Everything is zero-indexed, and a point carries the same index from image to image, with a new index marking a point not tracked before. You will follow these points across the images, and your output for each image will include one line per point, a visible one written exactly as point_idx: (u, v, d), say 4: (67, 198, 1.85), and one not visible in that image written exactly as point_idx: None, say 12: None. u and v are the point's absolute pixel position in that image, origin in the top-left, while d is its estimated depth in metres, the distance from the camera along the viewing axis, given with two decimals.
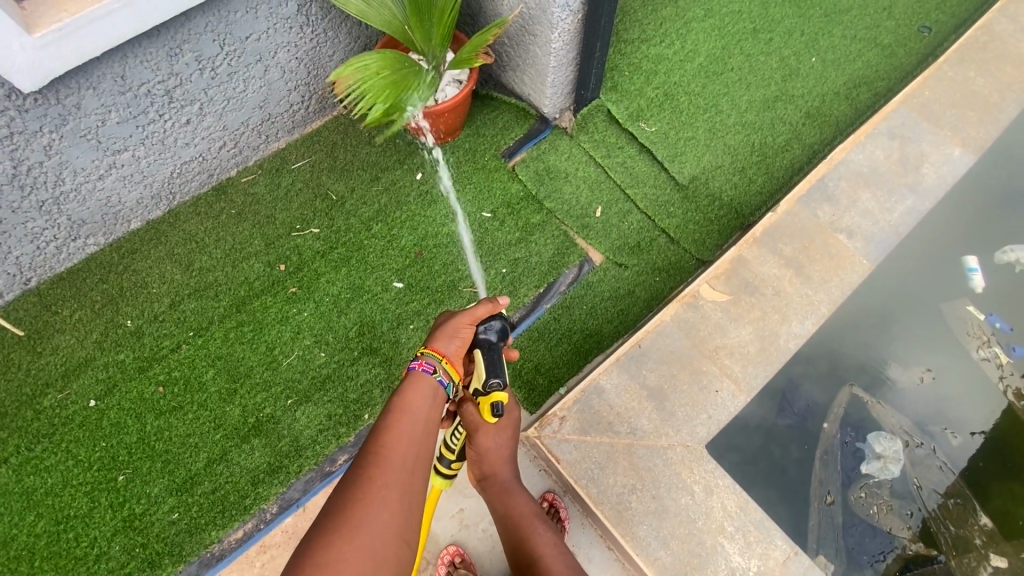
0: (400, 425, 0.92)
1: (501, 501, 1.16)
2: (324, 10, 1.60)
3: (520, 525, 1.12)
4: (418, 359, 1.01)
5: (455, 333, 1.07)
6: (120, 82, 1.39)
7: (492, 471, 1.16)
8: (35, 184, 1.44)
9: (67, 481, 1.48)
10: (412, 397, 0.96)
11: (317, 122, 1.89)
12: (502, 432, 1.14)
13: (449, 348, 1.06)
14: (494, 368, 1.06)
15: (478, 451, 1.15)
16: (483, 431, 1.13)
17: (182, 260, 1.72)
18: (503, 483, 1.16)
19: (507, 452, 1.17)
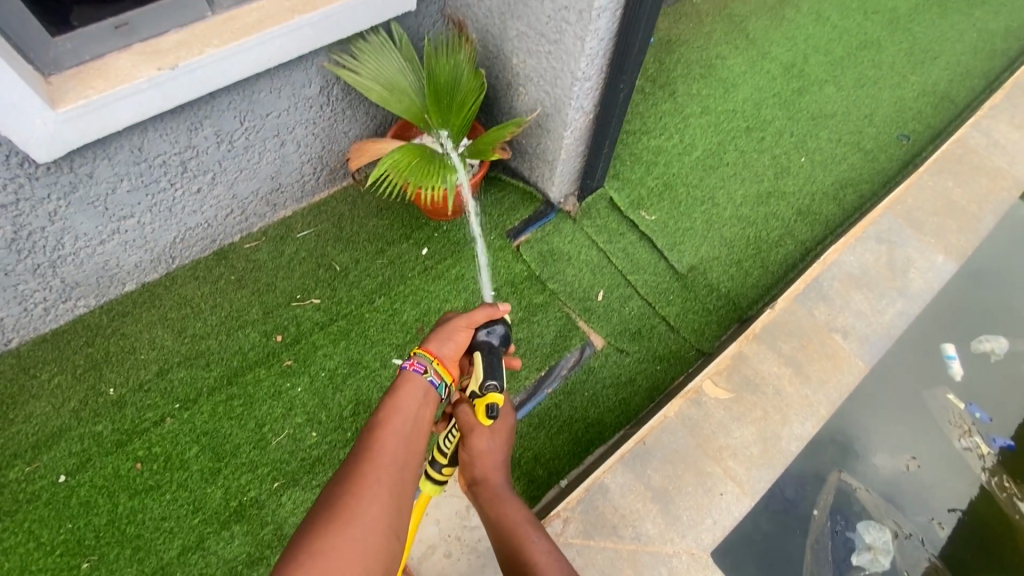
0: (392, 422, 0.93)
1: (494, 504, 1.09)
2: (344, 92, 1.65)
3: (513, 531, 1.05)
4: (416, 355, 1.04)
5: (453, 331, 1.11)
6: (137, 153, 1.38)
7: (485, 475, 1.11)
8: (34, 247, 1.39)
9: (25, 567, 1.36)
10: (403, 396, 0.97)
11: (325, 192, 1.92)
12: (497, 436, 1.12)
13: (447, 347, 1.09)
14: (491, 370, 1.07)
15: (468, 454, 1.11)
16: (477, 433, 1.10)
17: (174, 326, 1.67)
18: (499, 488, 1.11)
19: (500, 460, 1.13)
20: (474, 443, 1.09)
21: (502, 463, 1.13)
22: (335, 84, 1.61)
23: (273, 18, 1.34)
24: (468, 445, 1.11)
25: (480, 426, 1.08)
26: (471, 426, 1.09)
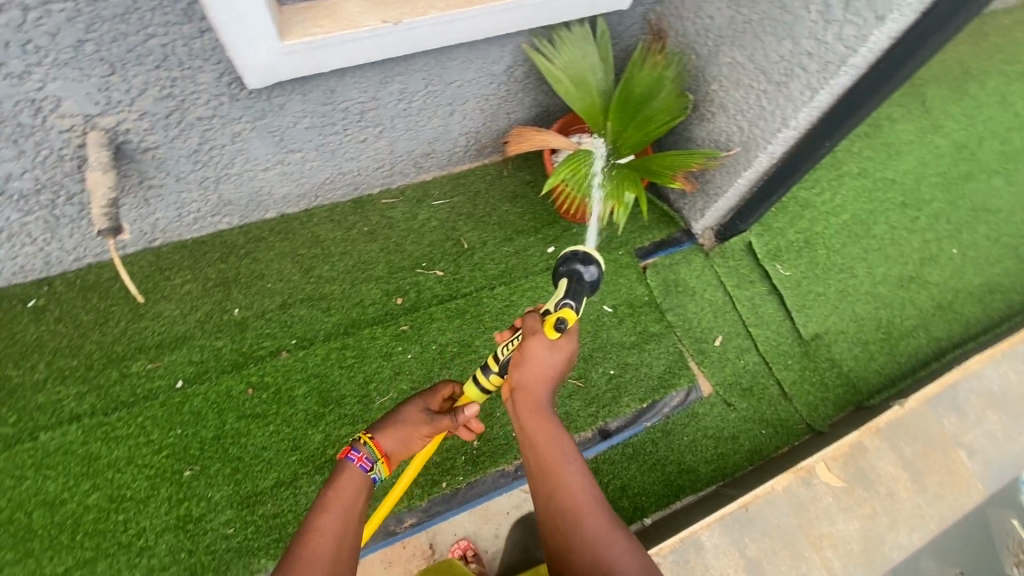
0: (327, 520, 0.90)
1: (525, 426, 0.94)
2: (526, 75, 1.60)
3: (546, 449, 0.92)
4: (360, 444, 0.99)
5: (405, 414, 1.05)
6: (328, 95, 1.36)
7: (527, 384, 0.94)
8: (209, 161, 1.41)
9: (133, 459, 1.44)
10: (340, 490, 0.94)
11: (467, 165, 1.89)
12: (556, 350, 0.95)
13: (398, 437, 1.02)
14: (574, 292, 0.95)
15: (516, 360, 0.95)
16: (535, 340, 0.95)
17: (303, 263, 1.69)
18: (536, 410, 0.94)
19: (548, 375, 0.96)
20: (529, 349, 0.94)
21: (552, 381, 0.97)
22: (521, 65, 1.56)
23: None
24: (522, 348, 0.95)
25: (541, 335, 0.94)
26: (534, 330, 0.94)
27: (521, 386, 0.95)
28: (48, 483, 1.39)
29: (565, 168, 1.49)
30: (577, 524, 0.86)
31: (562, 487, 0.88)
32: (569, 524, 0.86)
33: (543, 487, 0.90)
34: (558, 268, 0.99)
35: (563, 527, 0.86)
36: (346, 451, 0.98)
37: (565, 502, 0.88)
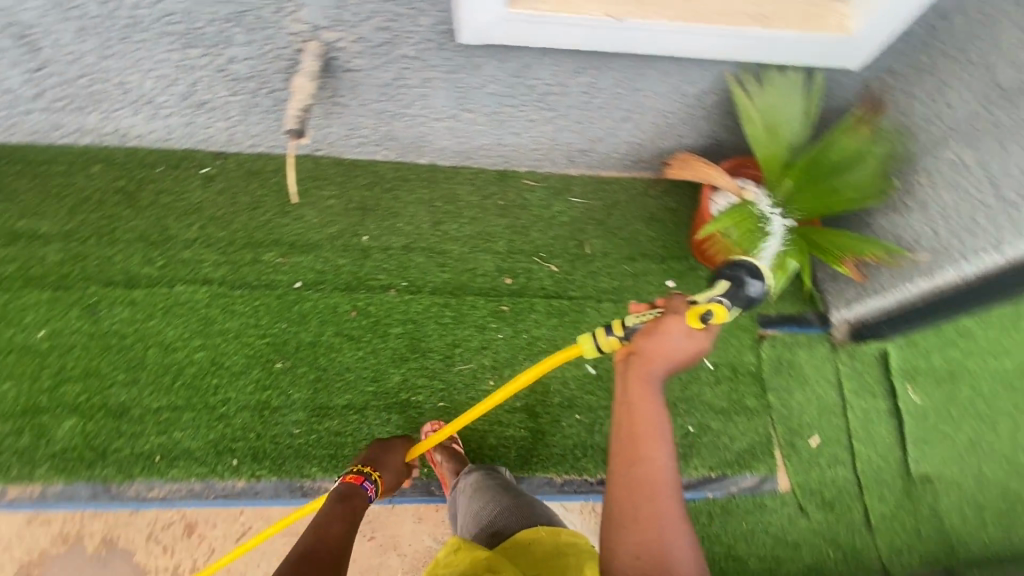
0: (333, 518, 1.12)
1: (633, 393, 0.97)
2: (716, 104, 1.53)
3: (643, 419, 0.95)
4: (368, 476, 1.31)
5: (391, 459, 1.40)
6: (522, 68, 1.37)
7: (649, 355, 0.98)
8: (393, 96, 1.47)
9: (240, 336, 1.57)
10: (338, 505, 1.18)
11: (616, 173, 1.84)
12: (690, 337, 0.99)
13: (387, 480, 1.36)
14: (732, 296, 1.02)
15: (653, 331, 0.99)
16: (675, 319, 0.99)
17: (435, 215, 1.74)
18: (648, 384, 0.97)
19: (672, 359, 0.99)
20: (667, 324, 0.98)
21: (671, 365, 0.99)
22: (715, 93, 1.49)
23: (728, 16, 1.24)
24: (660, 323, 0.99)
25: (685, 317, 0.98)
26: (679, 311, 0.99)
27: (645, 357, 0.99)
28: (169, 330, 1.56)
29: (723, 220, 1.43)
30: (649, 499, 0.90)
31: (648, 462, 0.92)
32: (642, 498, 0.90)
33: (628, 454, 0.93)
34: (723, 271, 1.07)
35: (635, 495, 0.90)
36: (357, 476, 1.30)
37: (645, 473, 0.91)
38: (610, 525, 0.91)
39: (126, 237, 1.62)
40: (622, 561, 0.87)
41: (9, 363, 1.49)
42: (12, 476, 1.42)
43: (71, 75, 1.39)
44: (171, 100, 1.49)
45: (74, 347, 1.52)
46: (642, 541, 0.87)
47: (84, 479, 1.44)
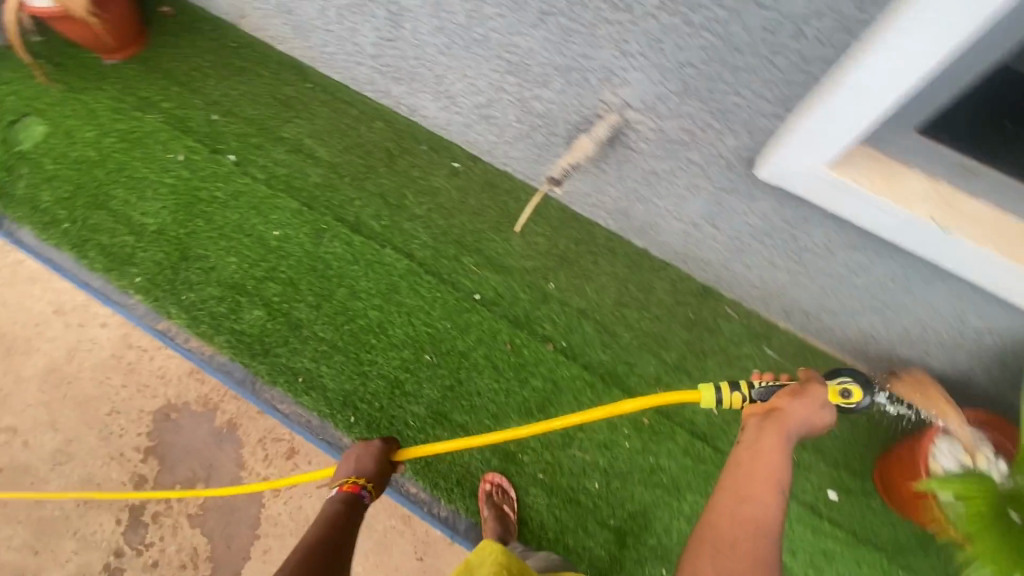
0: (326, 528, 1.10)
1: (762, 441, 0.97)
2: (991, 347, 1.34)
3: (773, 471, 0.94)
4: (360, 485, 1.23)
5: (375, 462, 1.30)
6: (798, 218, 1.29)
7: (789, 416, 1.00)
8: (652, 184, 1.47)
9: (411, 316, 1.70)
10: (329, 512, 1.16)
11: (826, 348, 1.66)
12: (821, 412, 1.02)
13: (376, 483, 1.27)
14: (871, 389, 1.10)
15: (792, 397, 1.02)
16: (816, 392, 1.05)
17: (623, 297, 1.71)
18: (780, 436, 0.97)
19: (808, 424, 1.01)
20: (812, 392, 1.04)
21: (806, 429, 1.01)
22: (999, 337, 1.30)
23: None
24: (806, 394, 1.03)
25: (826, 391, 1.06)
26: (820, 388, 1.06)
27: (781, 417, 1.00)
28: (362, 280, 1.73)
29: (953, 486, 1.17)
30: (753, 540, 0.91)
31: (754, 501, 0.93)
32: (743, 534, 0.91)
33: (739, 492, 0.94)
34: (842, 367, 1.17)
35: (743, 526, 0.92)
36: (353, 487, 1.21)
37: (753, 511, 0.93)
38: (700, 546, 0.93)
39: (370, 189, 1.84)
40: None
41: (243, 245, 1.77)
42: (198, 333, 1.66)
43: (406, 53, 1.61)
44: (464, 102, 1.65)
45: (291, 256, 1.76)
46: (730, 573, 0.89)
47: (242, 365, 1.63)
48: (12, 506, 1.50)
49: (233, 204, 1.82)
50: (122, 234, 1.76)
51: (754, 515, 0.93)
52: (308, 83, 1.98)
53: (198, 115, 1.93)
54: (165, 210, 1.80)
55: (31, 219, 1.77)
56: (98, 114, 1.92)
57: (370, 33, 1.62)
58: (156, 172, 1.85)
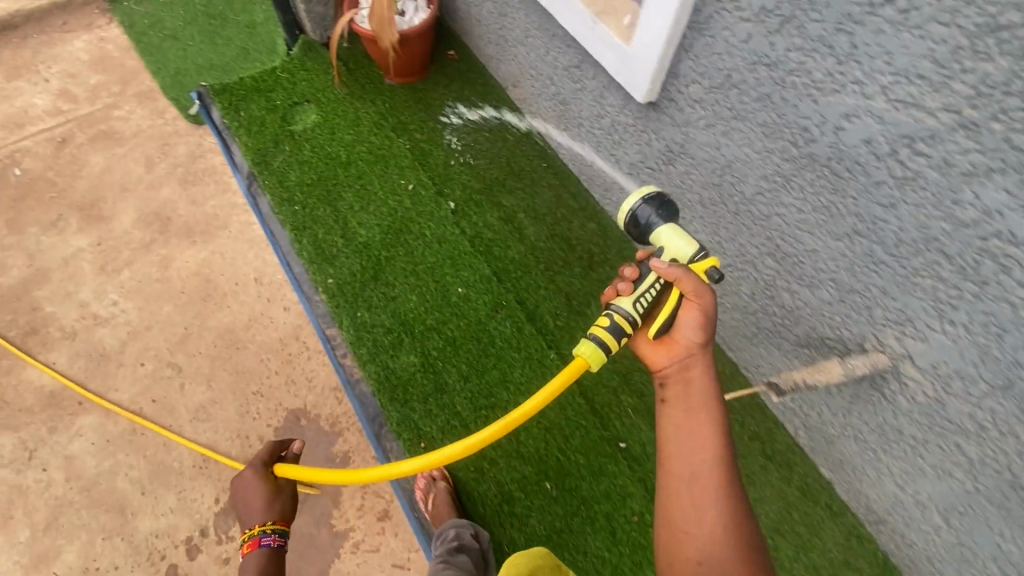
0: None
1: (688, 382, 1.07)
2: None
3: (695, 402, 1.04)
4: (265, 530, 1.17)
5: (264, 493, 1.20)
6: None
7: (688, 356, 1.08)
8: (885, 436, 1.25)
9: (548, 431, 1.60)
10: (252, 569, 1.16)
11: None
12: (706, 330, 1.07)
13: (284, 505, 1.22)
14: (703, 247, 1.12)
15: (688, 325, 1.07)
16: (696, 307, 1.06)
17: (784, 525, 1.45)
18: (699, 376, 1.07)
19: (707, 344, 1.07)
20: (688, 308, 1.07)
21: (707, 351, 1.09)
22: None
23: None
24: (682, 309, 1.07)
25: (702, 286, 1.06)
26: (698, 292, 1.06)
27: (684, 355, 1.09)
28: (516, 371, 1.68)
29: None
30: (706, 491, 0.98)
31: (695, 456, 1.01)
32: (701, 491, 0.99)
33: (686, 453, 1.02)
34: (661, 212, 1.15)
35: (702, 485, 0.99)
36: (255, 544, 1.16)
37: (700, 466, 1.00)
38: (672, 526, 0.99)
39: (560, 286, 1.81)
40: (685, 552, 0.97)
41: (426, 287, 1.82)
42: (356, 354, 1.70)
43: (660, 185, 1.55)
44: None
45: (463, 318, 1.76)
46: (701, 534, 0.97)
47: (379, 404, 1.64)
48: (150, 438, 1.57)
49: (434, 246, 1.89)
50: (334, 234, 1.90)
51: (699, 465, 1.00)
52: (544, 163, 2.04)
53: (438, 154, 2.07)
54: (377, 228, 1.92)
55: (272, 190, 1.96)
56: (361, 123, 2.12)
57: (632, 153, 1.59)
58: (385, 191, 1.99)
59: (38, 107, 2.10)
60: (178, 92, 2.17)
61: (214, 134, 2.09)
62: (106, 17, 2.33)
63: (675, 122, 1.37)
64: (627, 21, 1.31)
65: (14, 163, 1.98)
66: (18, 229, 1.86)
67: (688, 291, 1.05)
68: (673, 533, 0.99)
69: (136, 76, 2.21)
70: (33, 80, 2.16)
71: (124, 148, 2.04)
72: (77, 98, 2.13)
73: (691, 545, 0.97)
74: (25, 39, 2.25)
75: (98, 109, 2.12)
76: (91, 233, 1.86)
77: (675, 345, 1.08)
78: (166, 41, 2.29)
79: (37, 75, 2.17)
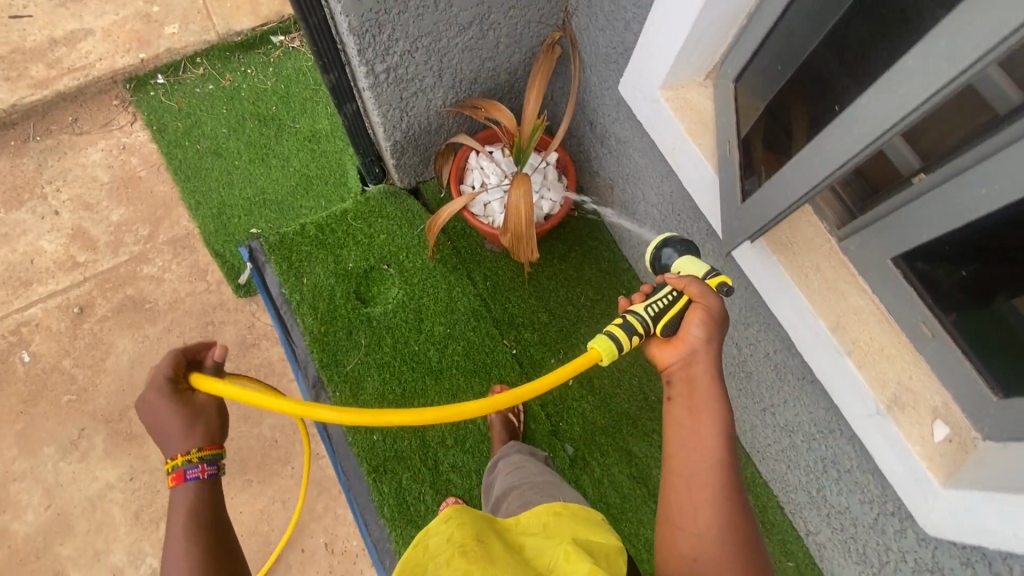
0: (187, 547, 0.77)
1: (696, 373, 0.84)
2: None
3: (696, 392, 0.84)
4: (190, 459, 0.81)
5: (190, 415, 0.82)
6: None
7: (691, 349, 0.84)
8: None
9: None
10: (180, 514, 0.79)
11: None
12: (712, 330, 0.84)
13: (213, 425, 0.85)
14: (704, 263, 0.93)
15: (695, 323, 0.84)
16: (703, 313, 0.84)
17: None
18: (708, 375, 0.84)
19: (717, 342, 0.84)
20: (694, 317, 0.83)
21: (715, 348, 0.86)
22: None
23: None
24: (688, 316, 0.84)
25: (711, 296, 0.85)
26: (706, 301, 0.84)
27: (691, 352, 0.85)
28: None
29: None
30: (700, 490, 0.79)
31: (694, 453, 0.81)
32: (696, 494, 0.79)
33: (684, 450, 0.82)
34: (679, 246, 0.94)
35: (694, 482, 0.80)
36: (178, 478, 0.80)
37: (694, 463, 0.80)
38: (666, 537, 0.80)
39: None
40: (678, 554, 0.78)
41: None
42: None
43: (891, 565, 1.13)
44: None
45: None
46: (698, 539, 0.77)
47: None
48: None
49: None
50: (422, 483, 1.50)
51: (692, 459, 0.81)
52: None
53: (552, 366, 1.62)
54: (475, 476, 1.51)
55: None
56: (456, 308, 1.66)
57: (855, 506, 1.16)
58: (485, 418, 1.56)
59: (48, 255, 1.65)
60: (223, 244, 1.69)
61: (269, 309, 1.63)
62: (128, 112, 1.79)
63: (971, 567, 0.94)
64: (940, 434, 0.88)
65: (21, 344, 1.56)
66: (31, 449, 1.48)
67: (691, 292, 0.84)
68: (669, 533, 0.80)
69: (168, 211, 1.72)
70: (40, 211, 1.68)
71: (158, 328, 1.60)
72: (97, 243, 1.67)
73: (684, 551, 0.77)
74: (25, 144, 1.74)
75: (123, 263, 1.66)
76: (121, 462, 1.48)
77: (680, 346, 0.85)
78: (206, 157, 1.77)
79: (45, 203, 1.69)
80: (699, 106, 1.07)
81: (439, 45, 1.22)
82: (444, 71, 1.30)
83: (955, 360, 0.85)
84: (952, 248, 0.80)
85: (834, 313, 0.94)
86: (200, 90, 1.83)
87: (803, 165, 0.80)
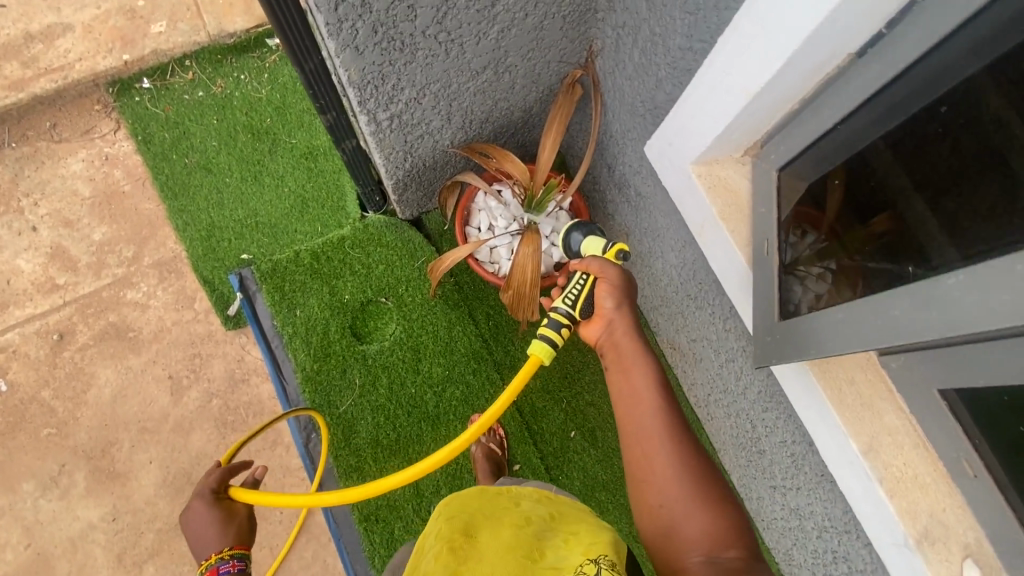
0: None
1: (622, 337, 0.95)
2: None
3: (623, 358, 0.94)
4: (222, 557, 0.93)
5: (225, 517, 0.97)
6: None
7: (608, 319, 0.96)
8: None
9: None
10: None
11: None
12: (621, 295, 0.96)
13: (243, 531, 0.98)
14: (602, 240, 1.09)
15: (606, 294, 0.96)
16: (610, 284, 0.96)
17: None
18: (630, 336, 0.95)
19: (629, 305, 0.97)
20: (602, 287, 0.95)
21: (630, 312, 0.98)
22: None
23: None
24: (597, 290, 0.96)
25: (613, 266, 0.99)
26: (609, 273, 0.97)
27: (611, 322, 0.96)
28: None
29: None
30: (648, 438, 0.86)
31: (635, 409, 0.90)
32: (647, 443, 0.87)
33: (627, 410, 0.90)
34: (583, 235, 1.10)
35: (642, 434, 0.87)
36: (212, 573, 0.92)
37: (635, 416, 0.89)
38: (637, 489, 0.85)
39: None
40: (649, 501, 0.83)
41: None
42: None
43: None
44: None
45: None
46: (660, 479, 0.83)
47: None
48: None
49: None
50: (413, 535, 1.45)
51: (634, 412, 0.90)
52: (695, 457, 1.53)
53: (554, 416, 1.54)
54: None
55: (338, 455, 1.50)
56: (455, 349, 1.58)
57: None
58: None
59: (25, 275, 1.56)
60: (212, 269, 1.59)
61: (260, 343, 1.55)
62: (110, 119, 1.66)
63: None
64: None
65: None
66: (10, 484, 1.43)
67: (593, 270, 0.98)
68: (639, 489, 0.85)
69: (154, 230, 1.61)
70: (17, 227, 1.58)
71: (142, 359, 1.52)
72: (77, 264, 1.57)
73: (651, 497, 0.83)
74: None
75: (105, 287, 1.56)
76: (103, 501, 1.44)
77: (601, 321, 0.96)
78: (195, 173, 1.65)
79: (22, 218, 1.59)
80: (734, 186, 0.96)
81: (449, 90, 1.10)
82: (452, 114, 1.18)
83: (997, 508, 0.77)
84: (1010, 396, 0.72)
85: (867, 434, 0.87)
86: (189, 97, 1.69)
87: (889, 307, 0.71)
